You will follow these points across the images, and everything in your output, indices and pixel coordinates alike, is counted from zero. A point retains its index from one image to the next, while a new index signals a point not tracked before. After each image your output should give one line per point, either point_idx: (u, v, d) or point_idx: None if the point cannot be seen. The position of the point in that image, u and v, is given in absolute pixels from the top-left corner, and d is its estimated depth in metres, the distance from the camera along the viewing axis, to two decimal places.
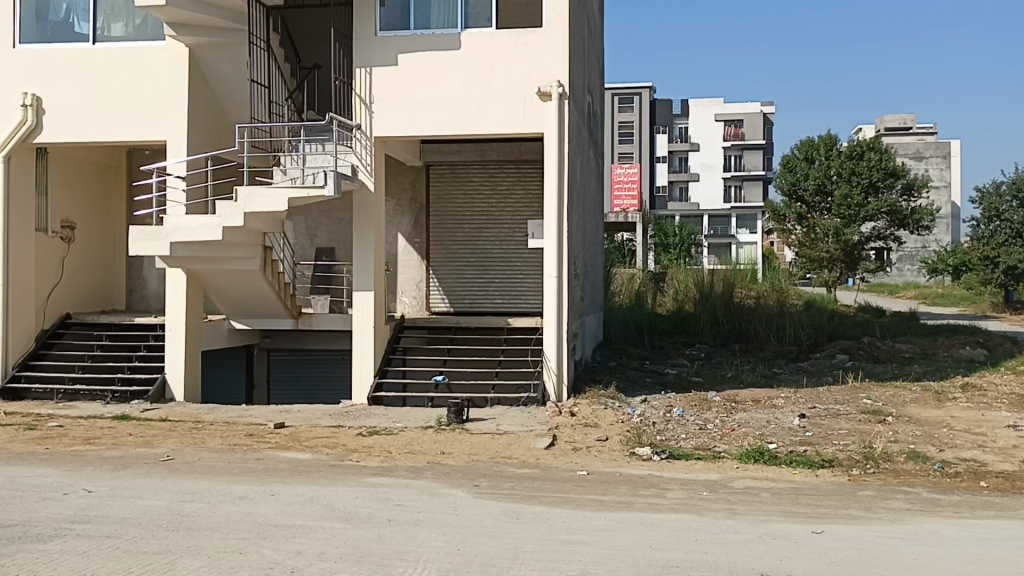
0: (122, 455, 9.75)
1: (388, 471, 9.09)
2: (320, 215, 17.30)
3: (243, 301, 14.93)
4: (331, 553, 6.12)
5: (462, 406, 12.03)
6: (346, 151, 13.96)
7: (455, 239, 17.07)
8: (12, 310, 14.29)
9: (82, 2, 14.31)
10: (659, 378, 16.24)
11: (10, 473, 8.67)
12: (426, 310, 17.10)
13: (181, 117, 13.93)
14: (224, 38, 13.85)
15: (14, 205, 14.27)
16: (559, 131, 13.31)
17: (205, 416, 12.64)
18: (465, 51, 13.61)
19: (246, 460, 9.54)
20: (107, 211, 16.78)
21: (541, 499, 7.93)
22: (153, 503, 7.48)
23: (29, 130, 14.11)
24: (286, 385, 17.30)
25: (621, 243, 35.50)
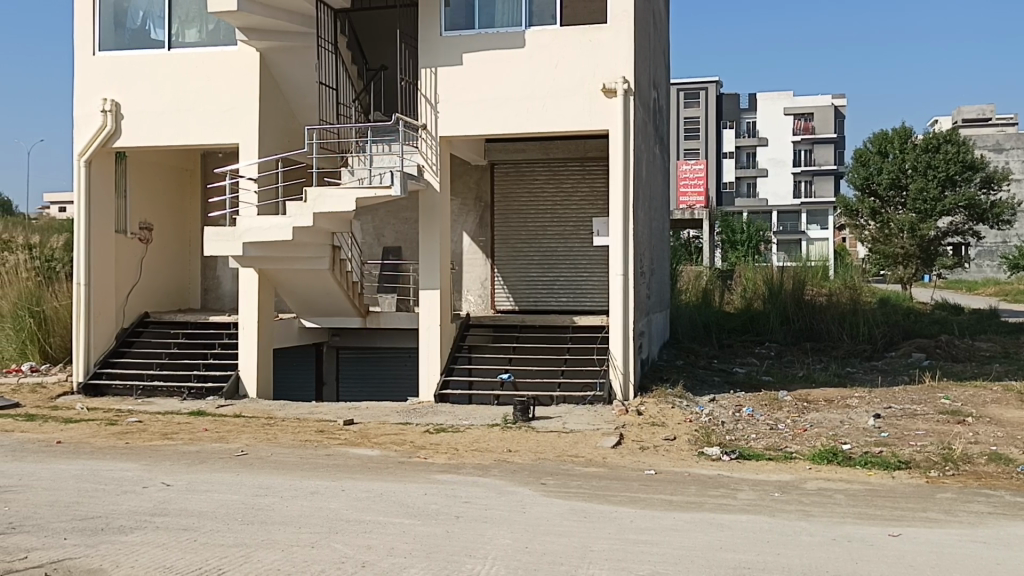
0: (199, 450, 10.02)
1: (456, 468, 9.15)
2: (387, 215, 17.51)
3: (313, 300, 15.19)
4: (401, 549, 6.19)
5: (528, 404, 12.03)
6: (413, 151, 14.11)
7: (520, 238, 17.08)
8: (93, 309, 14.80)
9: (158, 10, 14.75)
10: (728, 377, 16.00)
11: (93, 466, 8.98)
12: (491, 309, 17.16)
13: (253, 121, 14.24)
14: (292, 42, 14.13)
15: (95, 208, 14.76)
16: (625, 128, 13.22)
17: (277, 413, 12.90)
18: (530, 49, 13.61)
19: (317, 456, 9.71)
20: (183, 213, 17.26)
21: (608, 498, 7.88)
22: (229, 497, 7.67)
23: (109, 134, 14.58)
24: (354, 382, 17.60)
25: (688, 240, 35.10)
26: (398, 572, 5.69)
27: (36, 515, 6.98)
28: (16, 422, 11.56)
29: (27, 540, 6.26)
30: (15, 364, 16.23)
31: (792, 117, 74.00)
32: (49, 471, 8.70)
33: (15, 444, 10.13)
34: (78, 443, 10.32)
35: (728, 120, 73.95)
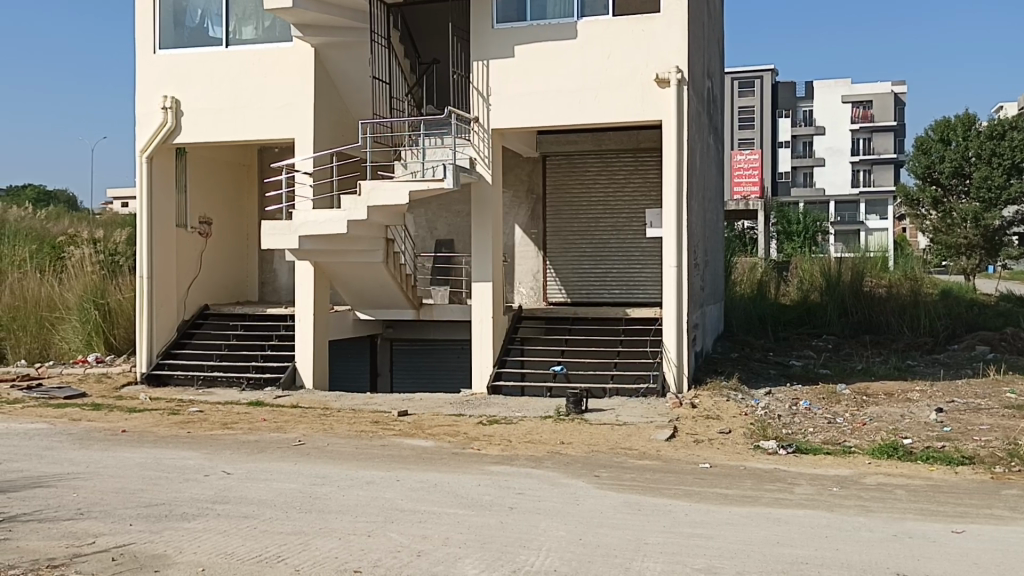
0: (258, 440, 10.22)
1: (509, 459, 9.18)
2: (440, 208, 17.61)
3: (367, 293, 15.36)
4: (455, 539, 6.24)
5: (581, 396, 12.02)
6: (465, 143, 14.16)
7: (572, 230, 17.04)
8: (155, 302, 15.18)
9: (215, 8, 15.03)
10: (784, 370, 15.77)
11: (157, 455, 9.22)
12: (543, 301, 17.16)
13: (308, 116, 14.43)
14: (345, 37, 14.27)
15: (156, 203, 15.12)
16: (678, 118, 13.09)
17: (333, 403, 13.09)
18: (582, 40, 13.54)
19: (372, 447, 9.84)
20: (240, 207, 17.59)
21: (663, 491, 7.85)
22: (287, 486, 7.82)
23: (170, 131, 14.92)
24: (408, 374, 17.75)
25: (742, 231, 34.61)
26: (453, 562, 5.73)
27: (103, 501, 7.19)
28: (83, 412, 11.93)
29: (95, 525, 6.46)
30: (81, 355, 16.72)
31: (850, 105, 72.43)
32: (115, 458, 8.96)
33: (82, 433, 10.45)
34: (142, 432, 10.61)
35: (784, 109, 72.68)
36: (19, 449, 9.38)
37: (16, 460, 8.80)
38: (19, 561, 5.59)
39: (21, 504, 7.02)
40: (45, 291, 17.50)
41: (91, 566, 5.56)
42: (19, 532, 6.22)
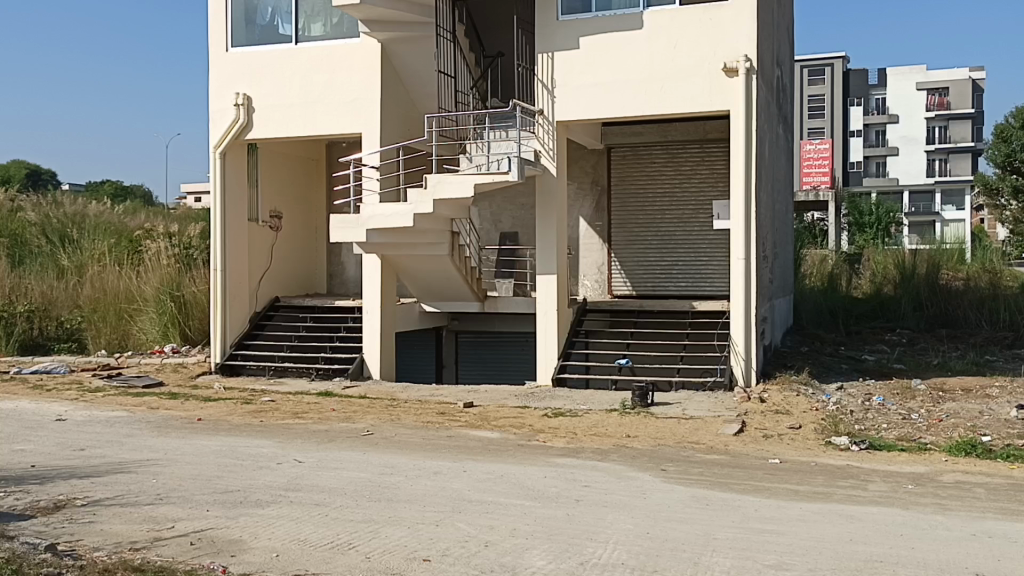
0: (328, 429, 10.43)
1: (576, 452, 9.18)
2: (504, 201, 17.67)
3: (433, 286, 15.50)
4: (523, 530, 6.28)
5: (647, 390, 11.93)
6: (530, 136, 14.17)
7: (637, 222, 16.92)
8: (229, 294, 15.59)
9: (285, 5, 15.31)
10: (856, 364, 15.41)
11: (232, 443, 9.48)
12: (608, 294, 17.09)
13: (375, 111, 14.61)
14: (411, 32, 14.40)
15: (229, 198, 15.50)
16: (747, 108, 12.90)
17: (400, 394, 13.27)
18: (649, 30, 13.41)
19: (439, 437, 9.94)
20: (309, 201, 17.91)
21: (732, 485, 7.76)
22: (357, 474, 7.96)
23: (242, 127, 15.28)
24: (473, 366, 17.86)
25: (812, 222, 33.87)
26: (521, 552, 5.77)
27: (182, 487, 7.43)
28: (160, 400, 12.32)
29: (174, 510, 6.67)
30: (158, 345, 17.26)
31: (925, 92, 70.26)
32: (192, 446, 9.24)
33: (160, 420, 10.80)
34: (216, 420, 10.92)
35: (856, 97, 70.83)
36: (102, 435, 9.74)
37: (99, 446, 9.14)
38: (103, 543, 5.81)
39: (105, 488, 7.29)
40: (124, 283, 18.09)
41: (171, 549, 5.74)
42: (103, 516, 6.46)
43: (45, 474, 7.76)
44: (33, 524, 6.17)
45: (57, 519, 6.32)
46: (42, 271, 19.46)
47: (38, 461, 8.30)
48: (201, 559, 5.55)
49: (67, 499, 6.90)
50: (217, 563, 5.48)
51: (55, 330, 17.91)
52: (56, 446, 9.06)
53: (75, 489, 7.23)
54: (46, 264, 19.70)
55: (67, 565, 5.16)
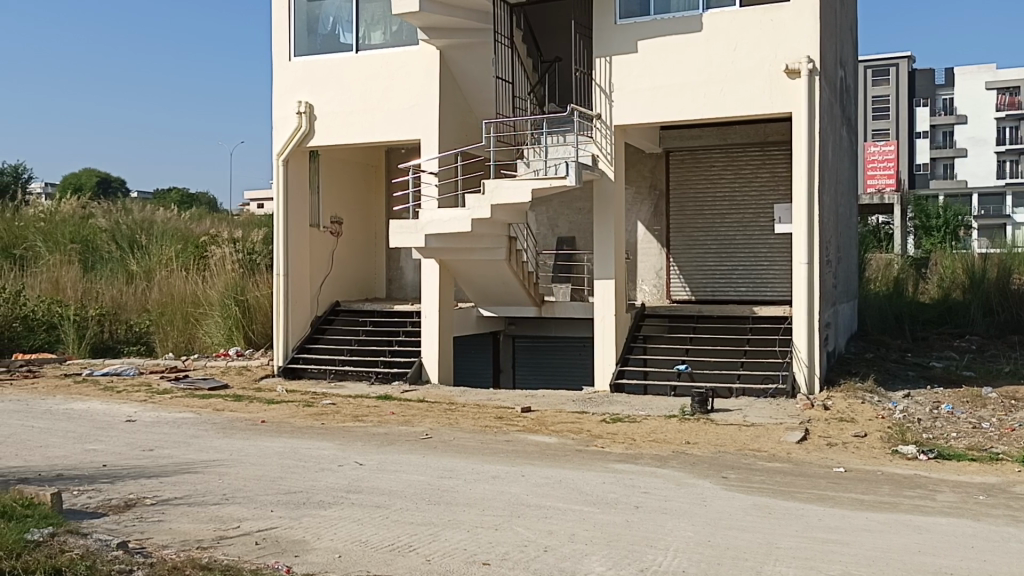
0: (387, 432, 10.54)
1: (634, 458, 9.13)
2: (561, 205, 17.67)
3: (490, 291, 15.57)
4: (582, 536, 6.26)
5: (707, 396, 11.80)
6: (587, 140, 14.14)
7: (696, 226, 16.76)
8: (291, 298, 15.89)
9: (346, 14, 15.55)
10: (924, 371, 15.03)
11: (295, 445, 9.65)
12: (666, 299, 16.95)
13: (434, 117, 14.75)
14: (469, 38, 14.52)
15: (292, 203, 15.80)
16: (810, 110, 12.70)
17: (458, 398, 13.35)
18: (708, 32, 13.29)
19: (497, 442, 9.98)
20: (369, 207, 18.14)
21: (794, 494, 7.63)
22: (416, 477, 8.03)
23: (304, 135, 15.57)
24: (530, 370, 17.87)
25: (876, 225, 33.03)
26: (580, 558, 5.76)
27: (246, 488, 7.59)
28: (225, 402, 12.60)
29: (239, 510, 6.82)
30: (223, 348, 17.65)
31: (996, 91, 67.89)
32: (256, 447, 9.43)
33: (226, 422, 11.05)
34: (280, 422, 11.12)
35: (922, 97, 68.96)
36: (170, 436, 10.01)
37: (168, 446, 9.39)
38: (172, 541, 5.96)
39: (173, 488, 7.49)
40: (190, 288, 18.54)
41: (237, 548, 5.87)
42: (171, 515, 6.63)
43: (116, 473, 8.00)
44: (105, 522, 6.36)
45: (128, 517, 6.51)
46: (112, 275, 20.06)
47: (110, 461, 8.56)
48: (266, 559, 5.66)
49: (137, 498, 7.10)
50: (281, 562, 5.58)
51: (124, 333, 18.34)
52: (127, 446, 9.33)
53: (144, 489, 7.43)
54: (116, 269, 20.29)
55: (138, 562, 5.31)
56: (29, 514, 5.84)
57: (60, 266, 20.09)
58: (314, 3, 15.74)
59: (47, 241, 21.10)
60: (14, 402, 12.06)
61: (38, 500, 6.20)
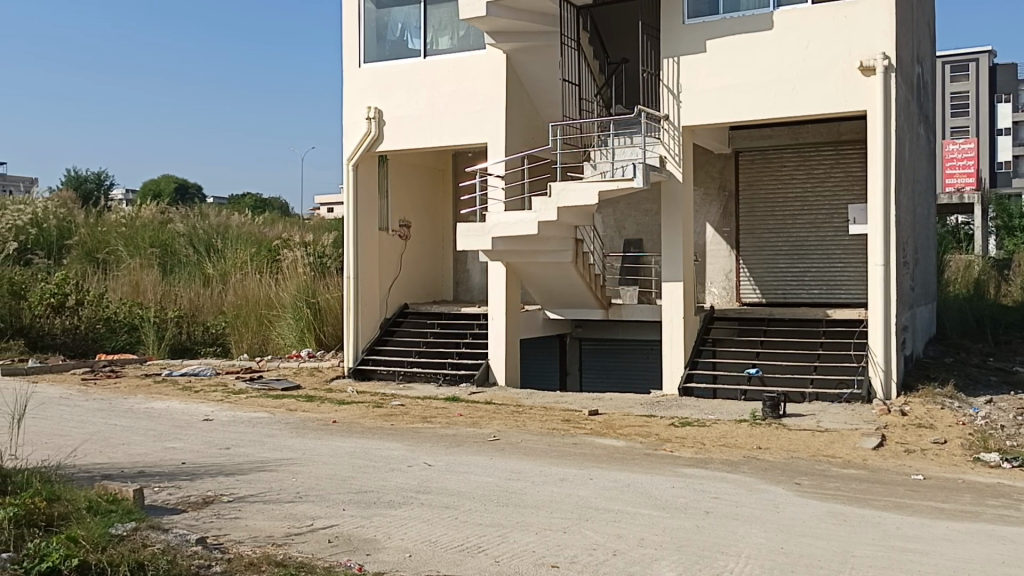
0: (456, 434, 10.62)
1: (704, 463, 9.02)
2: (629, 207, 17.56)
3: (557, 294, 15.55)
4: (651, 540, 6.22)
5: (778, 400, 11.56)
6: (655, 142, 14.04)
7: (767, 228, 16.49)
8: (361, 300, 16.16)
9: (414, 20, 15.74)
10: (1007, 377, 14.49)
11: (365, 445, 9.80)
12: (736, 301, 16.72)
13: (501, 120, 14.83)
14: (536, 41, 14.56)
15: (362, 208, 16.06)
16: (885, 107, 12.38)
17: (525, 401, 13.38)
18: (779, 30, 13.05)
19: (565, 444, 9.97)
20: (436, 211, 18.31)
21: (871, 502, 7.44)
22: (484, 479, 8.07)
23: (374, 140, 15.79)
24: (597, 373, 17.80)
25: (956, 225, 31.95)
26: (650, 562, 5.72)
27: (319, 486, 7.73)
28: (298, 402, 12.87)
29: (312, 508, 6.95)
30: (295, 349, 18.05)
31: None
32: (328, 447, 9.60)
33: (298, 422, 11.27)
34: (350, 423, 11.31)
35: (1003, 92, 66.56)
36: (245, 435, 10.26)
37: (243, 445, 9.62)
38: (247, 538, 6.11)
39: (248, 486, 7.67)
40: (264, 291, 18.99)
41: (309, 546, 5.98)
42: (247, 512, 6.79)
43: (194, 470, 8.23)
44: (184, 518, 6.55)
45: (206, 513, 6.70)
46: (189, 278, 20.65)
47: (188, 458, 8.81)
48: (338, 557, 5.76)
49: (215, 495, 7.30)
50: (353, 561, 5.66)
51: (201, 334, 18.86)
52: (204, 445, 9.60)
53: (221, 486, 7.64)
54: (193, 272, 20.87)
55: (216, 558, 5.45)
56: (113, 509, 6.05)
57: (140, 270, 20.74)
58: (383, 10, 15.98)
59: (128, 246, 21.82)
60: (97, 400, 12.51)
61: (122, 495, 6.43)
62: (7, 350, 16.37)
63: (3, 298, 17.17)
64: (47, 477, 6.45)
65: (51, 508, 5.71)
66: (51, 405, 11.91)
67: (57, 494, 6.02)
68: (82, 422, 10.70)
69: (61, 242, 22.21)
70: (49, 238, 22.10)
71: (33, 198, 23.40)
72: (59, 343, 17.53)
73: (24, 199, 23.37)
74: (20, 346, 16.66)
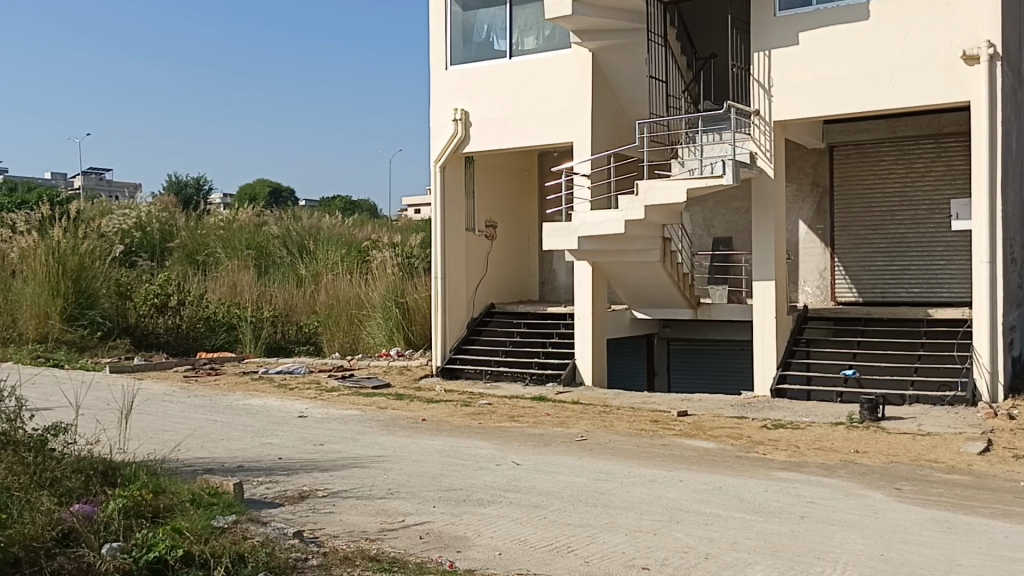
0: (543, 433, 10.62)
1: (798, 466, 8.77)
2: (717, 205, 17.27)
3: (645, 294, 15.37)
4: (745, 544, 6.09)
5: (877, 403, 11.18)
6: (745, 138, 13.76)
7: (863, 224, 15.98)
8: (448, 300, 16.35)
9: (500, 21, 15.83)
10: None
11: (454, 443, 9.89)
12: (831, 301, 16.27)
13: (587, 120, 14.78)
14: (623, 39, 14.44)
15: (449, 208, 16.24)
16: (990, 98, 11.85)
17: (612, 401, 13.31)
18: (876, 20, 12.62)
19: (654, 445, 9.86)
20: (522, 211, 18.37)
21: (977, 509, 7.12)
22: (573, 479, 8.04)
23: (460, 141, 15.97)
24: (686, 374, 17.57)
25: None
26: (743, 567, 5.60)
27: (410, 483, 7.85)
28: (388, 400, 13.10)
29: (403, 505, 7.06)
30: (385, 348, 18.49)
31: None
32: (418, 445, 9.73)
33: (389, 420, 11.47)
34: (439, 421, 11.44)
35: None
36: (338, 432, 10.49)
37: (336, 442, 9.85)
38: (342, 532, 6.24)
39: (342, 481, 7.84)
40: (354, 291, 19.42)
41: (401, 542, 6.07)
42: (340, 507, 6.95)
43: (290, 466, 8.45)
44: (281, 512, 6.73)
45: (302, 508, 6.87)
46: (283, 279, 21.26)
47: (284, 454, 9.06)
48: (429, 553, 5.83)
49: (311, 490, 7.49)
50: (444, 557, 5.72)
51: (295, 334, 19.50)
52: (300, 441, 9.86)
53: (316, 481, 7.83)
54: (287, 273, 21.50)
55: (313, 551, 5.59)
56: (215, 502, 6.27)
57: (237, 270, 21.47)
58: (469, 12, 16.11)
59: (226, 248, 22.61)
60: (199, 396, 12.98)
61: (222, 488, 6.65)
62: (115, 347, 16.99)
63: (112, 298, 17.59)
64: (154, 471, 6.72)
65: (158, 500, 5.94)
66: (155, 401, 12.41)
67: (163, 487, 6.26)
68: (186, 418, 11.13)
69: (163, 245, 23.09)
70: (152, 241, 23.06)
71: (137, 203, 24.41)
72: (162, 341, 18.23)
73: (129, 204, 24.39)
74: (127, 344, 17.33)
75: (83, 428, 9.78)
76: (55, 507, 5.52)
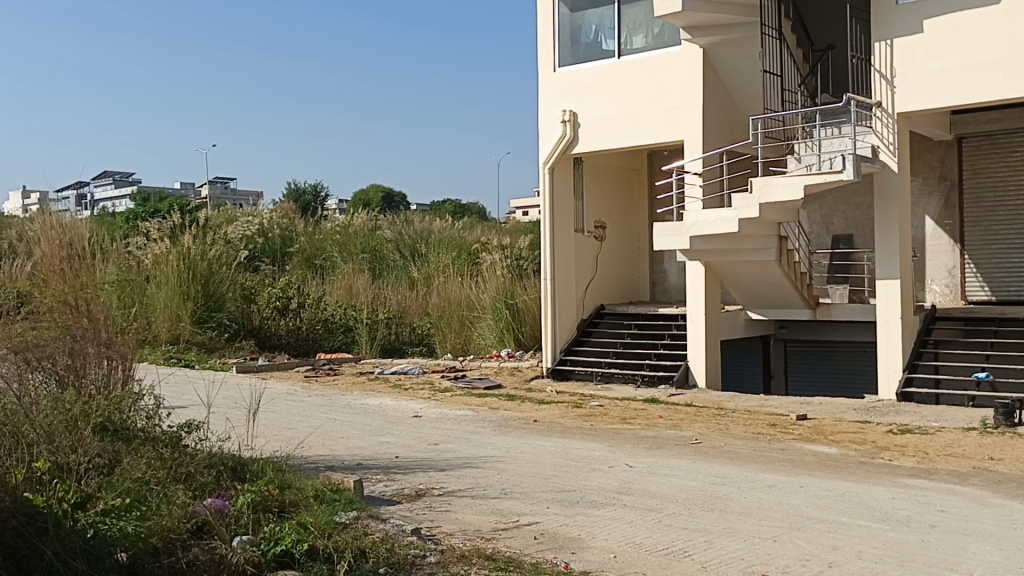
0: (657, 436, 10.50)
1: (928, 473, 8.36)
2: (836, 202, 16.69)
3: (761, 294, 14.97)
4: (870, 553, 5.85)
5: (1014, 407, 10.56)
6: (867, 131, 13.23)
7: (996, 219, 15.13)
8: (558, 301, 16.38)
9: (608, 21, 15.75)
10: None
11: (566, 445, 9.90)
12: (961, 300, 15.45)
13: (697, 117, 14.55)
14: (734, 34, 14.13)
15: (558, 209, 16.27)
16: None
17: (728, 404, 13.02)
18: (1009, 4, 11.92)
19: (772, 449, 9.60)
20: (632, 211, 18.22)
21: None
22: (688, 483, 7.91)
23: (569, 142, 15.97)
24: (806, 376, 17.05)
25: None
26: None
27: (524, 484, 7.89)
28: (500, 401, 13.21)
29: (518, 505, 7.11)
30: (496, 349, 18.77)
31: None
32: (530, 446, 9.78)
33: (501, 421, 11.57)
34: (551, 423, 11.47)
35: None
36: (452, 432, 10.65)
37: (451, 441, 10.00)
38: (457, 531, 6.34)
39: (457, 481, 7.95)
40: (465, 292, 19.66)
41: (517, 542, 6.11)
42: (457, 506, 7.06)
43: (407, 464, 8.64)
44: (399, 509, 6.89)
45: (419, 506, 7.01)
46: (397, 281, 21.74)
47: (401, 453, 9.26)
48: (544, 554, 5.86)
49: (427, 488, 7.63)
50: (560, 558, 5.73)
51: (409, 334, 19.87)
52: (415, 440, 10.07)
53: (431, 480, 7.98)
54: (400, 276, 21.98)
55: (431, 549, 5.69)
56: (337, 498, 6.47)
57: (354, 273, 22.05)
58: (577, 14, 16.10)
59: (343, 252, 23.29)
60: (320, 396, 13.42)
61: (344, 485, 6.87)
62: (241, 348, 17.75)
63: (237, 302, 18.42)
64: (280, 467, 6.99)
65: (284, 495, 6.18)
66: (279, 400, 12.91)
67: (288, 483, 6.51)
68: (307, 416, 11.54)
69: (283, 250, 23.92)
70: (274, 247, 23.93)
71: (260, 211, 25.39)
72: (284, 342, 18.95)
73: (252, 211, 25.43)
74: (252, 345, 18.07)
75: (214, 425, 10.28)
76: (191, 501, 5.79)
